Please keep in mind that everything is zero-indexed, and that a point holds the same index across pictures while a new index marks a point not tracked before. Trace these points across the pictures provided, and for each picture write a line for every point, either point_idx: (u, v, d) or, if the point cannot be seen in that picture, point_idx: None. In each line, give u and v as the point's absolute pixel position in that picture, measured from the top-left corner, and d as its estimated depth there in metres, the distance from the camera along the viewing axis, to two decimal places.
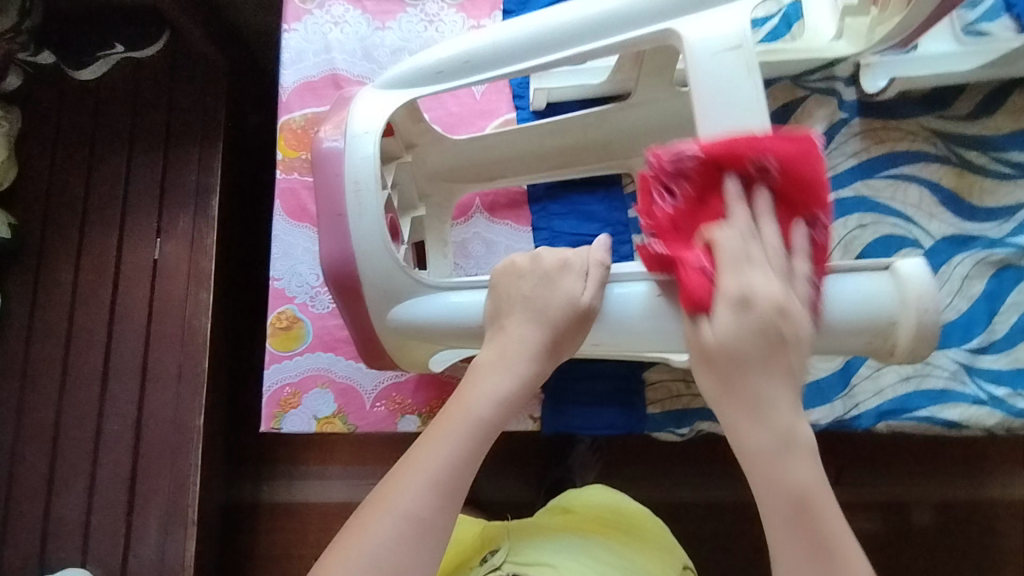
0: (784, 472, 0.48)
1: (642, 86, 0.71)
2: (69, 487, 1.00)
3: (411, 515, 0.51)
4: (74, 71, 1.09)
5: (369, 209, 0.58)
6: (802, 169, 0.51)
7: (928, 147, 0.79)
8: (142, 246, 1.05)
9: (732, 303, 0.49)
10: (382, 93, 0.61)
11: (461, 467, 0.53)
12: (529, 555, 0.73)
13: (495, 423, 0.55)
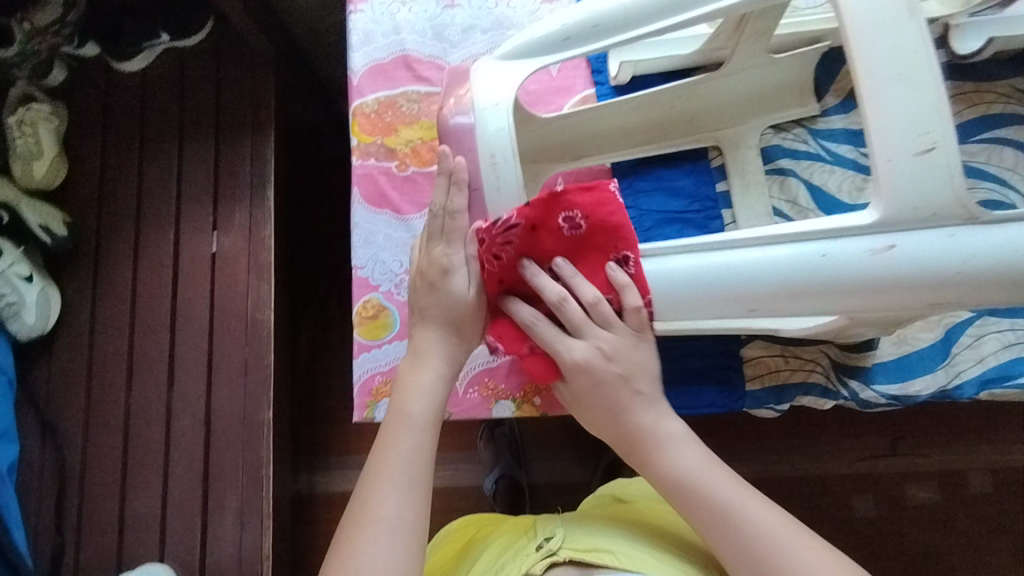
0: (663, 459, 0.60)
1: (738, 55, 0.71)
2: (142, 483, 1.00)
3: (395, 521, 0.55)
4: (117, 62, 1.06)
5: (508, 179, 0.59)
6: (605, 217, 0.57)
7: (1021, 109, 0.77)
8: (199, 239, 1.03)
9: (586, 361, 0.61)
10: (503, 66, 0.62)
11: (418, 458, 0.58)
12: (585, 540, 0.66)
13: (431, 412, 0.61)
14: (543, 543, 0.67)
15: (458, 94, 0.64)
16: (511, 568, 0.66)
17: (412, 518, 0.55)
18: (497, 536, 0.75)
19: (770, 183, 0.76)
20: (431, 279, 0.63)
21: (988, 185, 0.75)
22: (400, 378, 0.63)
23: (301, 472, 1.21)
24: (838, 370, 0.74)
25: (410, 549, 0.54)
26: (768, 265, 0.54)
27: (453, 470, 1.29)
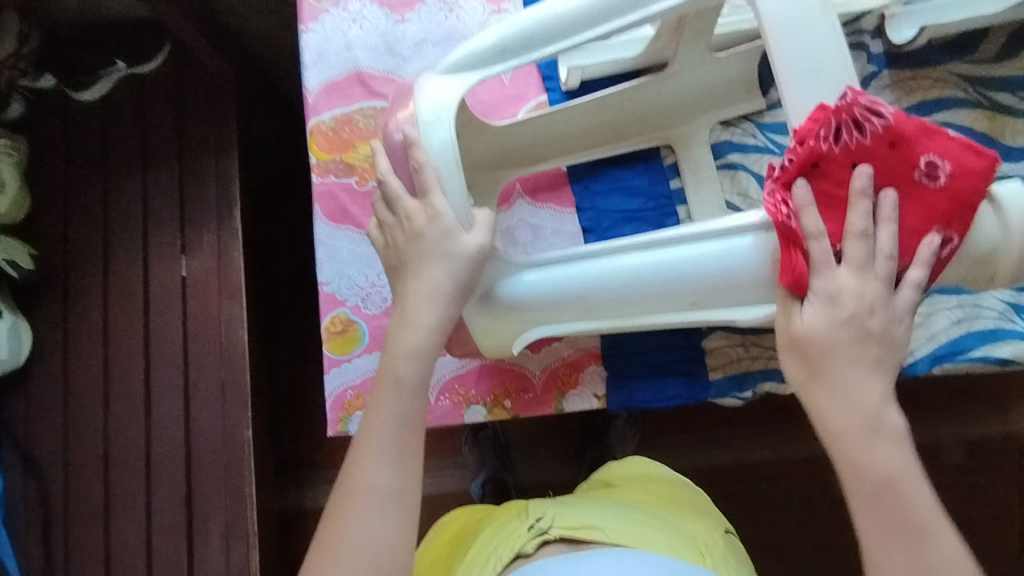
0: (863, 453, 0.52)
1: (678, 54, 0.73)
2: (125, 511, 1.00)
3: (383, 489, 0.56)
4: (74, 92, 1.06)
5: (455, 190, 0.60)
6: (903, 169, 0.52)
7: (958, 92, 0.80)
8: (168, 264, 1.03)
9: (826, 294, 0.52)
10: (444, 83, 0.63)
11: (405, 425, 0.59)
12: (576, 518, 0.67)
13: (419, 377, 0.60)
14: (535, 523, 0.67)
15: (399, 114, 0.64)
16: (503, 547, 0.66)
17: (400, 484, 0.57)
18: (488, 519, 0.76)
19: (722, 178, 0.79)
20: (398, 199, 0.62)
21: None
22: (393, 331, 0.61)
23: (288, 488, 1.21)
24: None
25: (400, 517, 0.56)
26: (702, 261, 0.58)
27: (440, 476, 1.31)
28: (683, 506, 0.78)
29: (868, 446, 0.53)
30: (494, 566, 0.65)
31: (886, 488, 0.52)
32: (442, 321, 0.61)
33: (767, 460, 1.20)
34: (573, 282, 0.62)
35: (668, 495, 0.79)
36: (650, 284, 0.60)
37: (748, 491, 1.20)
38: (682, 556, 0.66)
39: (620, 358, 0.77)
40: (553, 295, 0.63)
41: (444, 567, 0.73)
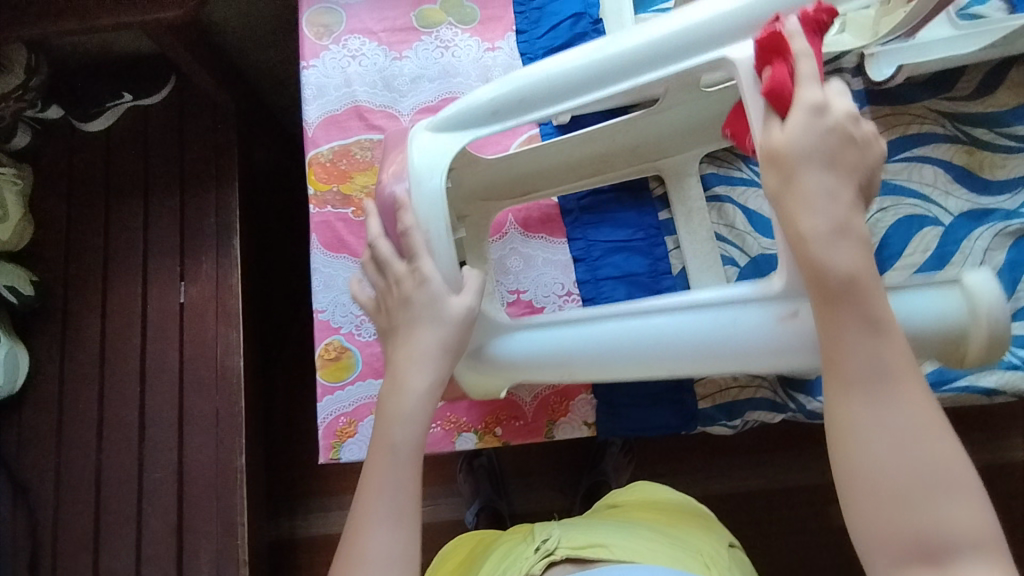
0: (865, 343, 0.49)
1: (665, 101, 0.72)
2: (116, 539, 0.99)
3: (385, 556, 0.58)
4: (81, 122, 1.09)
5: (442, 248, 0.61)
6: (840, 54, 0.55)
7: (937, 129, 0.83)
8: (167, 291, 1.04)
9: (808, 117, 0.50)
10: (434, 141, 0.65)
11: (403, 492, 0.60)
12: (582, 538, 0.68)
13: (413, 441, 0.61)
14: (541, 545, 0.68)
15: (391, 167, 0.67)
16: (512, 570, 0.67)
17: (401, 550, 0.58)
18: (496, 545, 0.76)
19: (709, 210, 0.81)
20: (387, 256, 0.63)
21: (912, 201, 0.81)
22: (382, 402, 0.62)
23: (281, 516, 1.20)
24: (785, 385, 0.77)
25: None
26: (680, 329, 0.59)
27: (435, 504, 1.30)
28: (691, 521, 0.77)
29: (888, 400, 0.48)
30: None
31: (881, 377, 0.48)
32: (435, 382, 0.62)
33: (762, 489, 1.20)
34: (558, 348, 0.64)
35: (676, 512, 0.78)
36: (634, 351, 0.61)
37: (743, 520, 1.19)
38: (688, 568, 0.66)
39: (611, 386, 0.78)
40: (542, 357, 0.65)
41: None
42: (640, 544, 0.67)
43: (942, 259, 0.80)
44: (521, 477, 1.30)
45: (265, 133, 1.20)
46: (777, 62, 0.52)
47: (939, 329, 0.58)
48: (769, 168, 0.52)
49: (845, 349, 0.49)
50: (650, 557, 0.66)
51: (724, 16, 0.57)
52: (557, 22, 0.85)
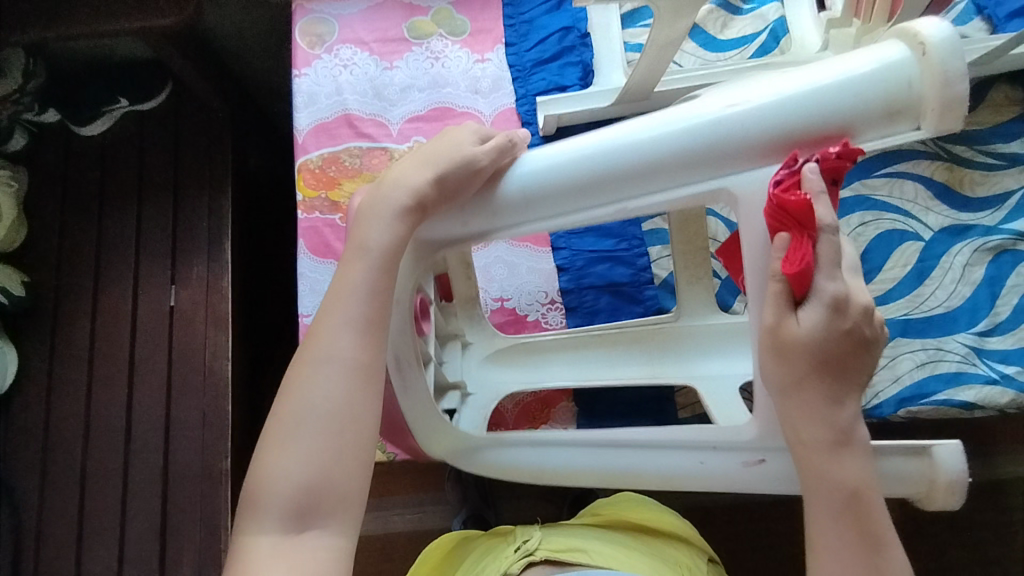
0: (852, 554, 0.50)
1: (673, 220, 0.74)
2: (98, 541, 0.99)
3: (346, 360, 0.52)
4: (77, 126, 1.11)
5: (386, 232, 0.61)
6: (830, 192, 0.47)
7: (918, 146, 0.85)
8: (157, 293, 1.05)
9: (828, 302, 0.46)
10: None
11: (374, 297, 0.54)
12: (562, 542, 0.69)
13: (389, 242, 0.54)
14: (522, 545, 0.69)
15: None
16: (491, 569, 0.68)
17: (368, 355, 0.53)
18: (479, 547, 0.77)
19: None
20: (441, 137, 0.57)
21: (892, 215, 0.83)
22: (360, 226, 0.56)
23: None
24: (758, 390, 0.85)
25: (364, 395, 0.53)
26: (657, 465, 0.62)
27: (421, 512, 1.29)
28: (679, 540, 0.75)
29: None
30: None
31: None
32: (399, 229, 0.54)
33: (748, 501, 1.19)
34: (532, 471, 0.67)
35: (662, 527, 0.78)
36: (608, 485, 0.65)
37: (727, 533, 1.19)
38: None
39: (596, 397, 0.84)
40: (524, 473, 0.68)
41: None
42: (619, 551, 0.68)
43: (921, 274, 0.81)
44: (507, 486, 1.29)
45: (259, 140, 1.21)
46: (797, 237, 0.45)
47: (904, 485, 0.57)
48: (775, 357, 0.49)
49: (826, 557, 0.50)
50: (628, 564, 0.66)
51: (716, 122, 0.47)
52: (545, 36, 0.87)
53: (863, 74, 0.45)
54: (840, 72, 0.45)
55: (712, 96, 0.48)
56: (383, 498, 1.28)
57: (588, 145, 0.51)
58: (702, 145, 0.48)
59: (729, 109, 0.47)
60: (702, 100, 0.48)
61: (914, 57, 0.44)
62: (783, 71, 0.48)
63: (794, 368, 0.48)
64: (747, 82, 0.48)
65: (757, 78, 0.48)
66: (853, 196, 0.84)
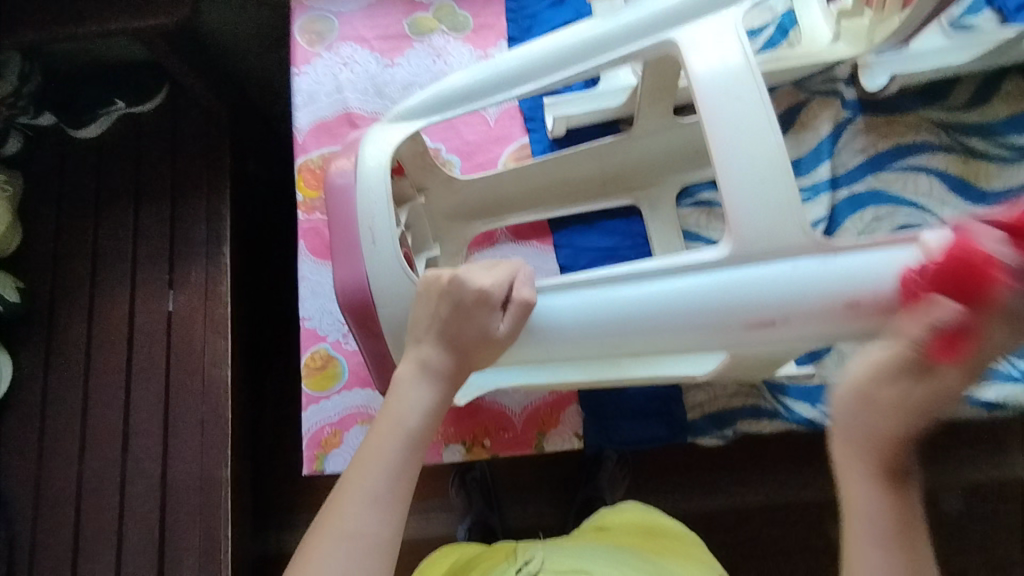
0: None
1: (642, 122, 0.75)
2: (95, 554, 0.96)
3: (366, 533, 0.52)
4: (73, 128, 1.09)
5: (384, 241, 0.64)
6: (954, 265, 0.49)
7: (931, 138, 0.83)
8: (156, 299, 1.03)
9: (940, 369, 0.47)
10: (388, 127, 0.69)
11: (400, 475, 0.55)
12: (564, 563, 0.65)
13: (420, 425, 0.57)
14: (522, 566, 0.66)
15: (342, 160, 0.69)
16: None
17: (382, 528, 0.52)
18: (476, 566, 0.74)
19: (698, 213, 0.82)
20: (459, 304, 0.58)
21: (907, 210, 0.81)
22: (394, 395, 0.58)
23: (269, 530, 1.18)
24: (768, 387, 0.81)
25: (383, 567, 0.52)
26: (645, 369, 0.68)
27: (426, 519, 1.27)
28: (686, 553, 0.74)
29: None
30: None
31: None
32: (428, 400, 0.58)
33: (758, 505, 1.17)
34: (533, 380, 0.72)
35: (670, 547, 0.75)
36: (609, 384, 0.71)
37: (738, 539, 1.17)
38: None
39: (603, 404, 0.83)
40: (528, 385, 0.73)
41: None
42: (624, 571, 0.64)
43: None
44: (513, 493, 1.27)
45: (257, 141, 1.20)
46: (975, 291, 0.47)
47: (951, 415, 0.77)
48: (867, 410, 0.49)
49: None
50: None
51: (733, 325, 0.58)
52: (549, 29, 0.86)
53: (883, 287, 0.55)
54: (871, 291, 0.55)
55: (763, 295, 0.56)
56: None
57: (644, 313, 0.59)
58: (741, 339, 0.59)
59: (764, 324, 0.57)
60: (756, 305, 0.56)
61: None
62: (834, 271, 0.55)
63: (873, 421, 0.49)
64: (794, 279, 0.56)
65: (807, 277, 0.55)
66: (869, 191, 0.82)
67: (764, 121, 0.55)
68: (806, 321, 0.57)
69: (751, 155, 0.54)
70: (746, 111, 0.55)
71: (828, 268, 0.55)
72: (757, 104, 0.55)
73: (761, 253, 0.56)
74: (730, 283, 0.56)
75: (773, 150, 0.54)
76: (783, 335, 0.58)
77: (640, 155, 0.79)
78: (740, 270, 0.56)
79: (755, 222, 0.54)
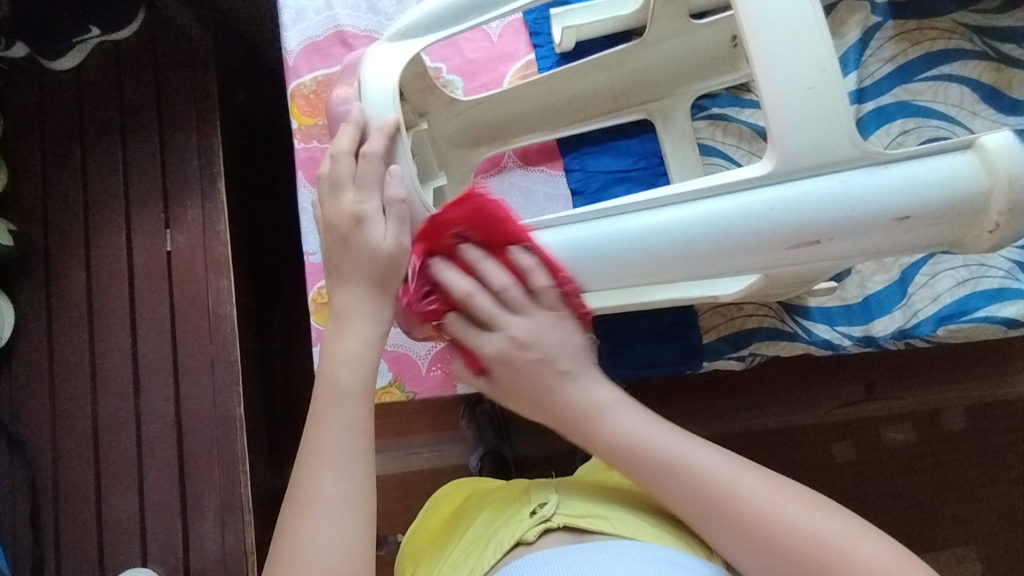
0: (686, 475, 0.58)
1: (653, 29, 0.70)
2: (117, 491, 0.98)
3: (333, 495, 0.55)
4: (48, 61, 1.02)
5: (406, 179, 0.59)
6: (485, 223, 0.56)
7: (965, 44, 0.78)
8: (153, 238, 1.00)
9: (499, 355, 0.59)
10: (388, 47, 0.62)
11: (351, 432, 0.58)
12: (581, 507, 0.65)
13: (360, 378, 0.59)
14: (538, 510, 0.66)
15: (344, 88, 0.64)
16: (505, 533, 0.65)
17: (347, 487, 0.56)
18: (488, 501, 0.74)
19: (712, 128, 0.78)
20: (341, 233, 0.59)
21: (935, 122, 0.77)
22: (326, 351, 0.60)
23: (285, 465, 1.20)
24: (787, 310, 0.79)
25: (354, 520, 0.55)
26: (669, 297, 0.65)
27: (438, 451, 1.29)
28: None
29: None
30: (496, 553, 0.63)
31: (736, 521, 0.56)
32: (364, 349, 0.59)
33: (764, 430, 1.19)
34: None
35: None
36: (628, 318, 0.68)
37: None
38: (692, 549, 0.63)
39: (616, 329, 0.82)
40: None
41: (442, 545, 0.73)
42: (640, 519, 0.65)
43: None
44: (521, 423, 1.29)
45: (246, 70, 1.13)
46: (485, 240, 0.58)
47: (973, 335, 0.76)
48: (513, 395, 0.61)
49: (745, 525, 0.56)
50: (647, 534, 0.63)
51: (780, 245, 0.53)
52: None
53: (939, 199, 0.51)
54: (926, 201, 0.51)
55: (814, 213, 0.52)
56: (400, 438, 1.28)
57: (678, 233, 0.55)
58: (783, 260, 0.55)
59: (810, 245, 0.53)
60: (803, 224, 0.52)
61: (988, 206, 0.51)
62: (884, 183, 0.51)
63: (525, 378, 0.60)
64: (844, 194, 0.51)
65: (860, 190, 0.51)
66: (895, 103, 0.78)
67: (810, 23, 0.51)
68: (857, 237, 0.52)
69: (796, 58, 0.51)
70: (790, 13, 0.51)
71: (879, 179, 0.51)
72: (803, 4, 0.51)
73: (807, 167, 0.52)
74: (776, 200, 0.52)
75: (818, 54, 0.51)
76: (824, 255, 0.54)
77: (654, 64, 0.73)
78: (788, 187, 0.52)
79: (800, 131, 0.51)
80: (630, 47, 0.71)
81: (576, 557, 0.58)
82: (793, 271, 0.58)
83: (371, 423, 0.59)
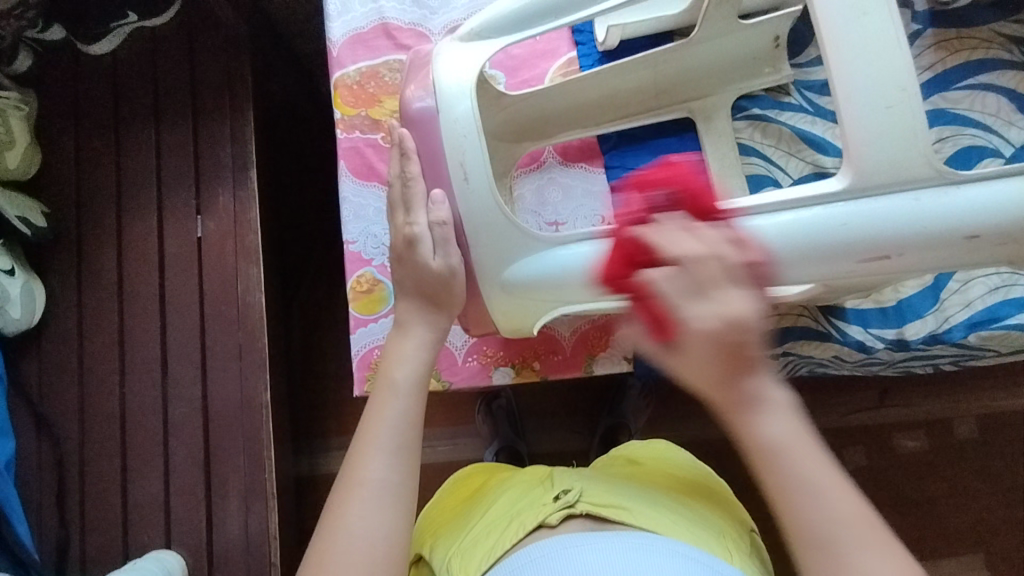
0: (759, 422, 0.55)
1: (703, 27, 0.71)
2: (144, 472, 0.99)
3: (380, 481, 0.57)
4: (85, 44, 1.03)
5: (474, 176, 0.61)
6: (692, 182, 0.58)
7: (1003, 54, 0.79)
8: (185, 224, 1.01)
9: (697, 334, 0.51)
10: (460, 47, 0.65)
11: (403, 426, 0.60)
12: (603, 496, 0.66)
13: (416, 378, 0.63)
14: (561, 495, 0.67)
15: (417, 84, 0.67)
16: (527, 513, 0.66)
17: (394, 477, 0.58)
18: (510, 483, 0.75)
19: (752, 129, 0.79)
20: (398, 253, 0.65)
21: (972, 130, 0.78)
22: (388, 351, 0.65)
23: (303, 452, 1.22)
24: (822, 310, 0.80)
25: (396, 509, 0.57)
26: None
27: (453, 444, 1.30)
28: (711, 494, 0.77)
29: None
30: (516, 534, 0.64)
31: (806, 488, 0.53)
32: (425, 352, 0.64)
33: None
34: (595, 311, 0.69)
35: (696, 485, 0.77)
36: None
37: None
38: (710, 547, 0.64)
39: None
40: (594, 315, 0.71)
41: (461, 522, 0.74)
42: (659, 512, 0.66)
43: None
44: (537, 419, 1.30)
45: (280, 61, 1.14)
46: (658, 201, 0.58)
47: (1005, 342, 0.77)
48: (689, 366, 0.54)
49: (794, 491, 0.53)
50: (665, 527, 0.64)
51: (852, 257, 0.57)
52: None
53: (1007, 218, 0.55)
54: (993, 221, 0.55)
55: (884, 228, 0.56)
56: None
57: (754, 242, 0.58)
58: (849, 272, 0.59)
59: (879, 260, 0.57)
60: (874, 240, 0.56)
61: None
62: (956, 203, 0.55)
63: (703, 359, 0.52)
64: (914, 212, 0.55)
65: (930, 208, 0.55)
66: (933, 110, 0.79)
67: (893, 42, 0.54)
68: (922, 252, 0.57)
69: (875, 75, 0.54)
70: (873, 32, 0.54)
71: (950, 200, 0.55)
72: (886, 24, 0.54)
73: (883, 186, 0.55)
74: (850, 215, 0.56)
75: (901, 70, 0.54)
76: (890, 268, 0.59)
77: (698, 63, 0.75)
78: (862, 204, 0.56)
79: (876, 147, 0.54)
80: (676, 45, 0.72)
81: (596, 542, 0.59)
82: (851, 281, 0.62)
83: (422, 418, 0.62)
